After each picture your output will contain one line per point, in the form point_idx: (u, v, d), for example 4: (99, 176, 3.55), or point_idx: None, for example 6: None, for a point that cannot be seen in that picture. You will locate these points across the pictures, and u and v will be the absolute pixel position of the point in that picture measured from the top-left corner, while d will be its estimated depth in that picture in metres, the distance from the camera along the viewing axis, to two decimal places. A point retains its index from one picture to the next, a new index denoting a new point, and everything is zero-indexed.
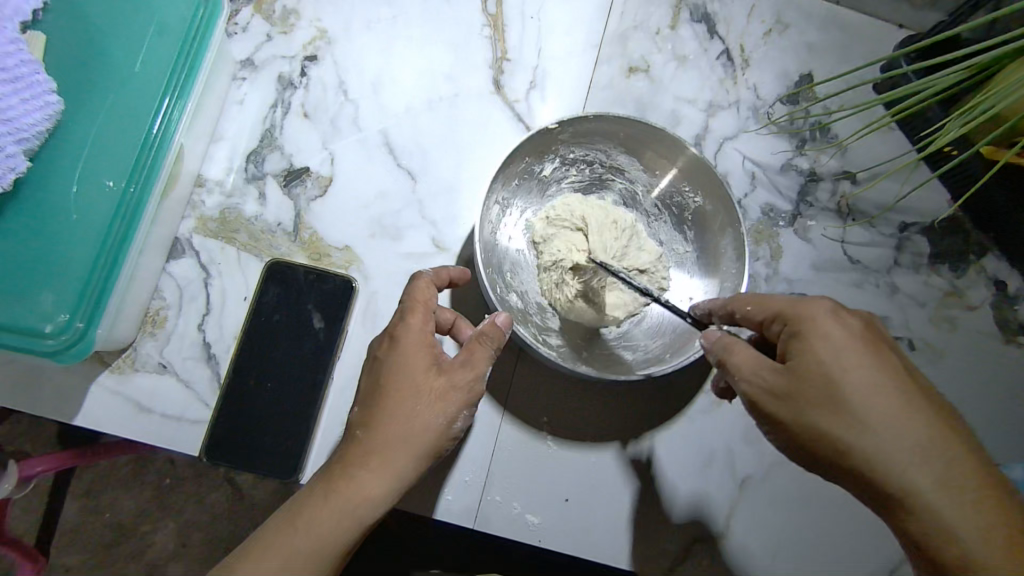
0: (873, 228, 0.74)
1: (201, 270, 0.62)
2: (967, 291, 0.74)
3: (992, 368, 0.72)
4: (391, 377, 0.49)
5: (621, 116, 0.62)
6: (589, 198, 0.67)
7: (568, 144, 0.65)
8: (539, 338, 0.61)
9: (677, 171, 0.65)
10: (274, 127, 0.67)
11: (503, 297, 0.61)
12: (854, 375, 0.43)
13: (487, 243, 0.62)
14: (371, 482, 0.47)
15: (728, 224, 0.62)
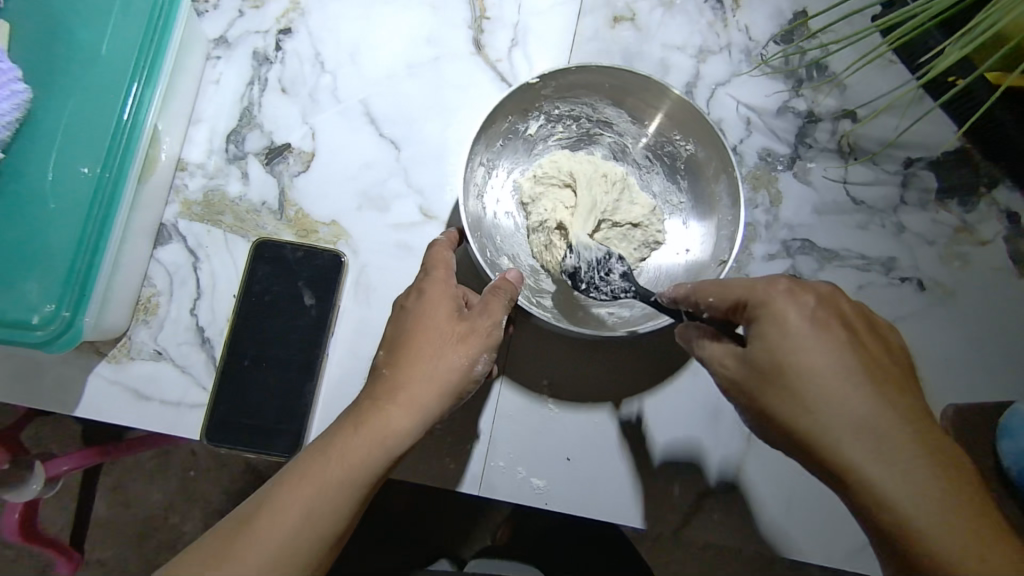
0: (876, 166, 0.72)
1: (189, 255, 0.62)
2: (978, 226, 0.71)
3: (1005, 302, 0.70)
4: (417, 320, 0.50)
5: (604, 66, 0.60)
6: (577, 154, 0.65)
7: (552, 99, 0.63)
8: (533, 300, 0.60)
9: (666, 120, 0.63)
10: (252, 105, 0.66)
11: (493, 260, 0.60)
12: (807, 354, 0.43)
13: (474, 208, 0.61)
14: (397, 414, 0.47)
15: (723, 169, 0.60)
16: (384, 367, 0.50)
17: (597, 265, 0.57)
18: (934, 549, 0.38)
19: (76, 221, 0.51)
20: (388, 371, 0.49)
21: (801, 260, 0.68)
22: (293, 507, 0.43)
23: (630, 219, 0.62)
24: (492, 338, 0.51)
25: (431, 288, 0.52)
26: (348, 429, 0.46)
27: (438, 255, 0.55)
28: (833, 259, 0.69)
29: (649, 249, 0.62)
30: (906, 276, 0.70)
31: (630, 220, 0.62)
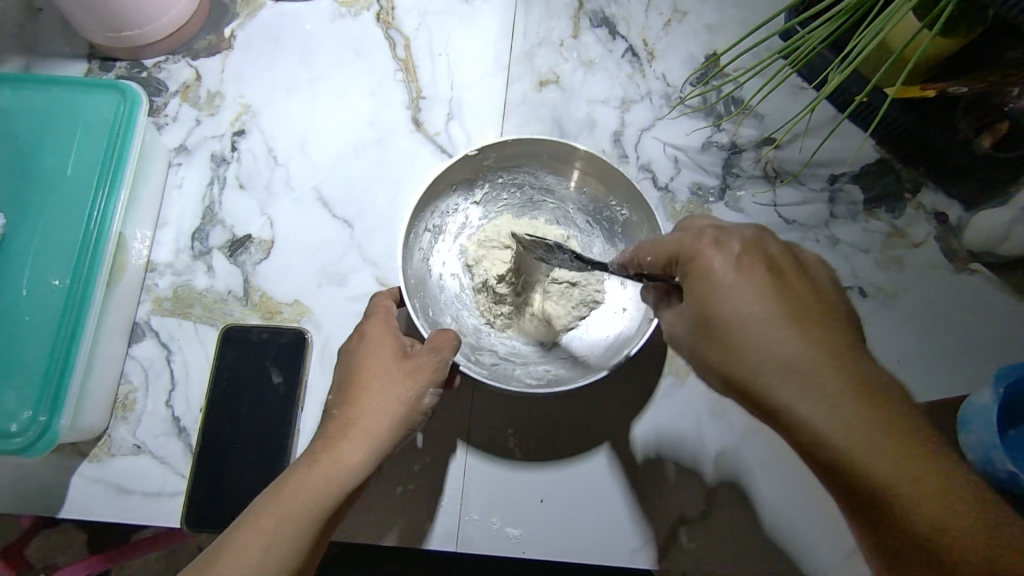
0: (803, 185, 0.76)
1: (162, 348, 0.65)
2: (909, 229, 0.75)
3: (947, 297, 0.72)
4: (365, 357, 0.54)
5: (539, 139, 0.64)
6: (521, 219, 0.69)
7: (495, 169, 0.68)
8: (472, 356, 0.62)
9: (603, 187, 0.67)
10: (213, 204, 0.71)
11: (435, 319, 0.64)
12: (728, 298, 0.44)
13: (418, 270, 0.65)
14: (354, 447, 0.50)
15: (652, 231, 0.62)
16: (334, 407, 0.53)
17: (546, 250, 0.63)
18: (864, 468, 0.39)
19: (51, 331, 0.56)
20: (339, 410, 0.52)
21: None
22: (254, 545, 0.45)
23: (568, 277, 0.65)
24: (438, 373, 0.54)
25: (373, 330, 0.55)
26: (307, 463, 0.49)
27: (382, 303, 0.59)
28: None
29: (586, 308, 0.65)
30: (848, 284, 0.73)
31: (569, 279, 0.65)
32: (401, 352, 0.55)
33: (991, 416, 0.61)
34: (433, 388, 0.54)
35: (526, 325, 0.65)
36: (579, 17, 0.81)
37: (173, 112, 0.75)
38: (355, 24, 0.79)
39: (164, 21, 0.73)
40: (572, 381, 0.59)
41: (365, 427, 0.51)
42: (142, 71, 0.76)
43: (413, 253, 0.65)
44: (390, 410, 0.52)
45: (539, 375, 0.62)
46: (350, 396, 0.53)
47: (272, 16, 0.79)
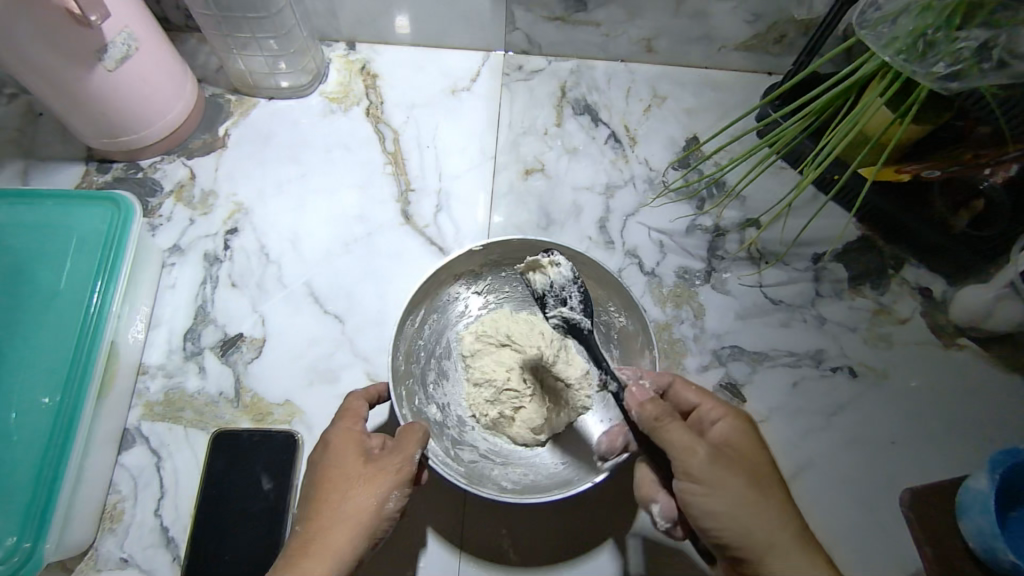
0: (788, 266, 0.77)
1: (152, 455, 0.65)
2: (895, 305, 0.76)
3: (939, 375, 0.73)
4: (326, 466, 0.52)
5: (540, 242, 0.66)
6: (518, 313, 0.69)
7: (498, 265, 0.70)
8: (452, 452, 0.62)
9: (604, 292, 0.68)
10: (205, 303, 0.72)
11: (419, 409, 0.63)
12: (747, 469, 0.52)
13: (409, 354, 0.65)
14: (315, 566, 0.48)
15: (647, 344, 0.64)
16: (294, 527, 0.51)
17: (560, 290, 0.66)
18: None
19: (37, 451, 0.56)
20: (299, 530, 0.50)
21: (734, 366, 0.72)
22: None
23: (563, 377, 0.63)
24: (403, 473, 0.52)
25: (335, 438, 0.54)
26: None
27: (352, 406, 0.57)
28: (764, 361, 0.73)
29: (575, 415, 0.63)
30: (837, 364, 0.73)
31: (562, 380, 0.63)
32: (365, 454, 0.53)
33: (988, 502, 0.60)
34: (399, 490, 0.52)
35: (512, 434, 0.63)
36: (562, 106, 0.84)
37: (167, 211, 0.76)
38: (346, 119, 0.82)
39: (160, 124, 0.75)
40: (546, 493, 0.58)
41: (329, 548, 0.49)
42: (137, 172, 0.78)
43: (408, 334, 0.64)
44: (355, 523, 0.50)
45: (515, 479, 0.61)
46: (311, 512, 0.51)
47: (266, 114, 0.82)
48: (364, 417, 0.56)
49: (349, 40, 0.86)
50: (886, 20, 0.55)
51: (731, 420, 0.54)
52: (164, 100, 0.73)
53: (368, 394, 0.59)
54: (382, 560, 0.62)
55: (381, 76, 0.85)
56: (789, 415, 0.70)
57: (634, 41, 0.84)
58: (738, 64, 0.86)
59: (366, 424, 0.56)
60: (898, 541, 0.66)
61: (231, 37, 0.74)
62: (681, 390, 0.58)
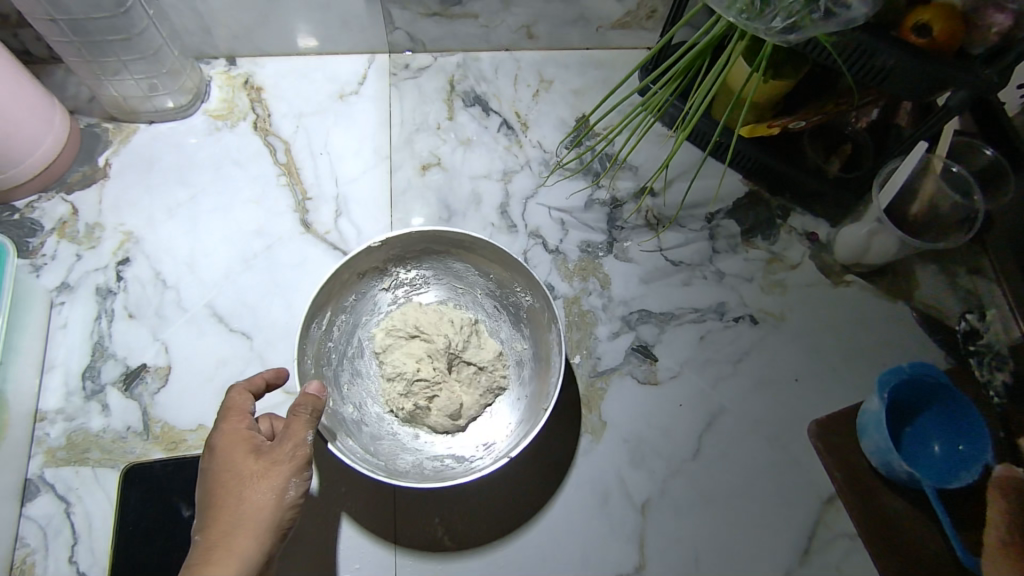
0: (684, 227, 0.80)
1: (60, 502, 0.62)
2: (786, 252, 0.80)
3: (831, 310, 0.78)
4: (217, 471, 0.52)
5: (439, 231, 0.67)
6: (427, 305, 0.70)
7: (400, 259, 0.70)
8: (371, 450, 0.62)
9: (508, 274, 0.69)
10: (102, 338, 0.69)
11: (334, 409, 0.63)
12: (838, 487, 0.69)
13: (318, 357, 0.65)
14: (223, 567, 0.49)
15: (552, 319, 0.65)
16: (195, 534, 0.51)
17: None
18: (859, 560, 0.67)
19: None
20: (201, 537, 0.51)
21: (643, 329, 0.75)
22: None
23: (477, 361, 0.66)
24: (297, 462, 0.53)
25: (222, 442, 0.53)
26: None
27: (235, 402, 0.56)
28: (670, 320, 0.76)
29: (492, 395, 0.66)
30: (739, 314, 0.77)
31: (477, 363, 0.66)
32: (256, 451, 0.53)
33: (881, 421, 0.65)
34: (299, 479, 0.53)
35: (430, 423, 0.64)
36: (452, 99, 0.85)
37: (50, 250, 0.73)
38: (233, 135, 0.81)
39: (30, 161, 0.72)
40: (462, 476, 0.60)
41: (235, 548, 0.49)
42: (13, 214, 0.74)
43: (314, 339, 0.64)
44: (257, 519, 0.51)
45: (435, 467, 0.63)
46: (211, 517, 0.51)
47: (147, 139, 0.80)
48: (250, 413, 0.55)
49: (227, 55, 0.85)
50: None
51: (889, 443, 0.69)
52: (31, 136, 0.71)
53: (252, 385, 0.57)
54: (317, 568, 0.62)
55: (265, 89, 0.84)
56: (699, 367, 0.73)
57: (513, 29, 0.86)
58: (616, 42, 0.89)
59: (254, 418, 0.56)
60: (809, 470, 0.70)
61: (97, 63, 0.72)
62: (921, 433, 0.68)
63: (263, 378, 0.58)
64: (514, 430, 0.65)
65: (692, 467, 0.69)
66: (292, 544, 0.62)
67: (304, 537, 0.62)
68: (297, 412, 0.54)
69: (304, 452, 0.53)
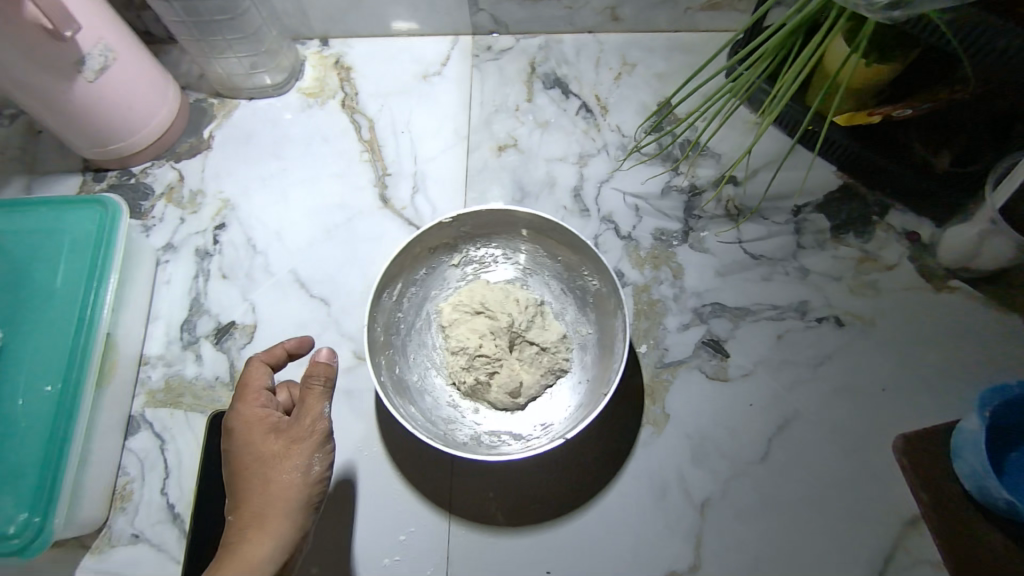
0: (767, 220, 0.76)
1: (156, 439, 0.69)
2: (880, 252, 0.75)
3: (928, 317, 0.71)
4: (241, 454, 0.57)
5: (511, 209, 0.67)
6: (496, 283, 0.71)
7: (473, 235, 0.71)
8: (432, 419, 0.64)
9: (576, 257, 0.69)
10: (199, 295, 0.75)
11: (400, 377, 0.66)
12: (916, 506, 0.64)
13: (389, 327, 0.67)
14: (259, 543, 0.54)
15: (619, 305, 0.64)
16: (229, 514, 0.56)
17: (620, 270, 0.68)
18: None
19: (44, 434, 0.59)
20: (234, 517, 0.56)
21: (715, 323, 0.72)
22: None
23: (540, 341, 0.66)
24: (317, 437, 0.58)
25: (243, 424, 0.57)
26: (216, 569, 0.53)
27: (253, 378, 0.60)
28: (746, 316, 0.72)
29: (553, 376, 0.66)
30: (822, 315, 0.72)
31: (540, 343, 0.66)
32: (275, 430, 0.58)
33: (980, 442, 0.59)
34: (320, 454, 0.58)
35: (490, 398, 0.65)
36: (532, 81, 0.85)
37: (159, 212, 0.80)
38: (323, 113, 0.85)
39: (148, 130, 0.79)
40: (522, 452, 0.60)
41: (267, 525, 0.54)
42: (131, 178, 0.82)
43: (386, 308, 0.67)
44: (286, 497, 0.56)
45: (495, 440, 0.64)
46: (240, 496, 0.56)
47: (247, 114, 0.85)
48: (265, 389, 0.60)
49: (322, 36, 0.89)
50: None
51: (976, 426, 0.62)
52: (148, 107, 0.77)
53: (270, 358, 0.62)
54: (375, 525, 0.65)
55: (354, 69, 0.87)
56: (774, 367, 0.70)
57: (598, 11, 0.84)
58: (707, 24, 0.86)
59: (268, 393, 0.60)
60: (891, 486, 0.65)
61: (207, 42, 0.77)
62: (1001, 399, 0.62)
63: (282, 350, 0.62)
64: (574, 412, 0.64)
65: (758, 469, 0.66)
66: (357, 499, 0.66)
67: (366, 496, 0.66)
68: (312, 385, 0.59)
69: (319, 425, 0.58)
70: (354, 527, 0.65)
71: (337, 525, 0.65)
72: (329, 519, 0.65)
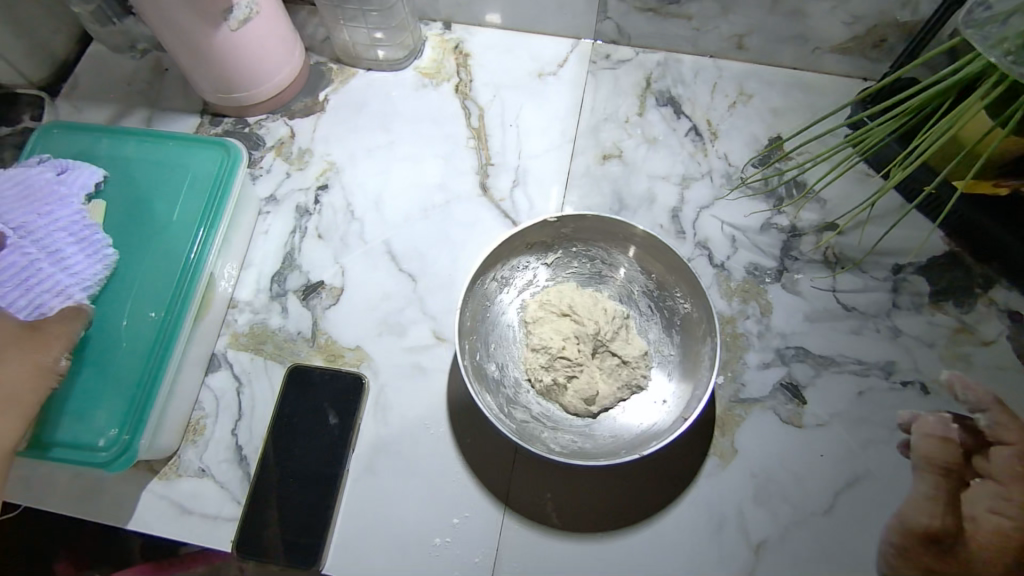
0: (865, 273, 0.75)
1: (234, 380, 0.71)
2: (979, 326, 0.73)
3: (1021, 402, 0.69)
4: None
5: (615, 219, 0.68)
6: (585, 290, 0.71)
7: (571, 238, 0.71)
8: (505, 411, 0.64)
9: (671, 277, 0.68)
10: (293, 250, 0.77)
11: (480, 363, 0.67)
12: None
13: (476, 315, 0.68)
14: None
15: (709, 332, 0.64)
16: None
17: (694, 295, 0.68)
18: None
19: (142, 358, 0.61)
20: None
21: (797, 367, 0.71)
22: None
23: (622, 354, 0.66)
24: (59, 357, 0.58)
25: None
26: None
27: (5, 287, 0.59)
28: (829, 366, 0.71)
29: (629, 391, 0.66)
30: (909, 379, 0.71)
31: (622, 356, 0.66)
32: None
33: None
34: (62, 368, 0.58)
35: (564, 402, 0.65)
36: (645, 96, 0.85)
37: (267, 164, 0.83)
38: (436, 94, 0.86)
39: (271, 84, 0.82)
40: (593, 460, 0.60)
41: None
42: (245, 127, 0.85)
43: (477, 294, 0.68)
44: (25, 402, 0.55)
45: (564, 444, 0.64)
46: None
47: (363, 83, 0.87)
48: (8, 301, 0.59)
49: (445, 20, 0.91)
50: (994, 20, 0.52)
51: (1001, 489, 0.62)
52: (275, 62, 0.80)
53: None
54: (431, 502, 0.66)
55: (472, 56, 0.89)
56: (851, 423, 0.68)
57: (725, 37, 0.84)
58: (832, 67, 0.84)
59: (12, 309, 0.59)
60: None
61: (341, 9, 0.80)
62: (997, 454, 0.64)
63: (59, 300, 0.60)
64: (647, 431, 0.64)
65: (821, 522, 0.65)
66: (418, 474, 0.67)
67: (428, 472, 0.67)
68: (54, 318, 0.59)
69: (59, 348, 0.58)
70: (410, 499, 0.66)
71: (395, 495, 0.66)
72: (389, 488, 0.66)
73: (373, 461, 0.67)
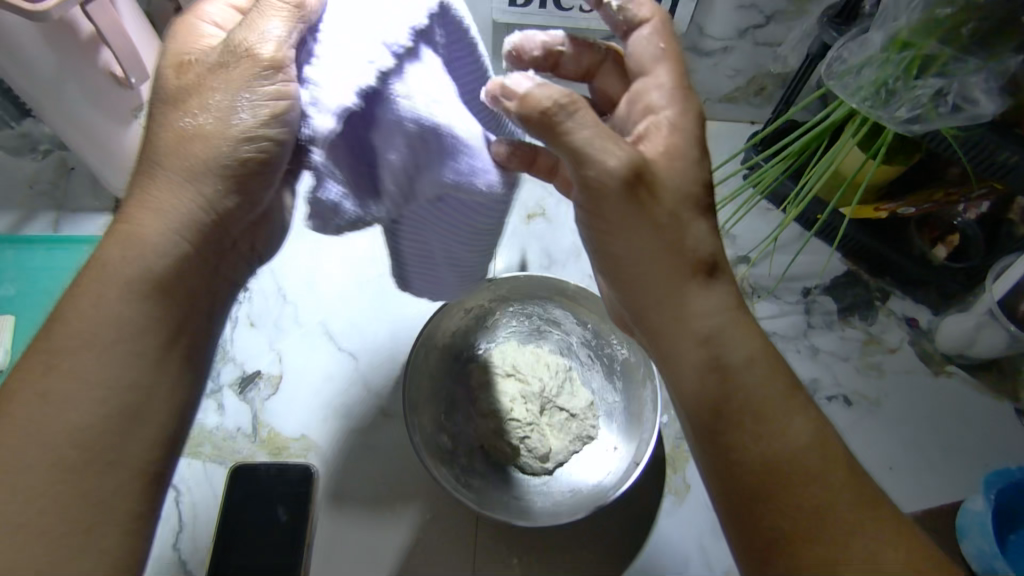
0: (779, 299, 0.81)
1: (171, 490, 0.67)
2: (884, 335, 0.79)
3: (931, 400, 0.76)
4: None
5: (547, 278, 0.70)
6: (526, 348, 0.74)
7: (507, 299, 0.73)
8: (462, 480, 0.64)
9: (605, 327, 0.71)
10: (225, 342, 0.75)
11: (432, 435, 0.66)
12: None
13: (423, 386, 0.68)
14: None
15: (648, 375, 0.66)
16: None
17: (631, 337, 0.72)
18: None
19: None
20: None
21: None
22: None
23: (568, 408, 0.69)
24: None
25: None
26: (107, 306, 0.43)
27: None
28: None
29: (581, 443, 0.68)
30: (832, 393, 0.76)
31: (569, 410, 0.69)
32: None
33: (987, 523, 0.62)
34: None
35: (519, 463, 0.66)
36: None
37: None
38: None
39: None
40: (555, 517, 0.60)
41: None
42: None
43: (420, 367, 0.67)
44: None
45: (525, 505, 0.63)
46: None
47: None
48: None
49: None
50: (851, 71, 0.59)
51: (657, 78, 0.46)
52: None
53: None
54: None
55: None
56: None
57: None
58: (725, 115, 0.92)
59: None
60: None
61: None
62: (603, 78, 0.52)
63: None
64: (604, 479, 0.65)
65: None
66: (380, 559, 0.65)
67: (390, 555, 0.65)
68: None
69: None
70: None
71: None
72: None
73: (332, 554, 0.65)
